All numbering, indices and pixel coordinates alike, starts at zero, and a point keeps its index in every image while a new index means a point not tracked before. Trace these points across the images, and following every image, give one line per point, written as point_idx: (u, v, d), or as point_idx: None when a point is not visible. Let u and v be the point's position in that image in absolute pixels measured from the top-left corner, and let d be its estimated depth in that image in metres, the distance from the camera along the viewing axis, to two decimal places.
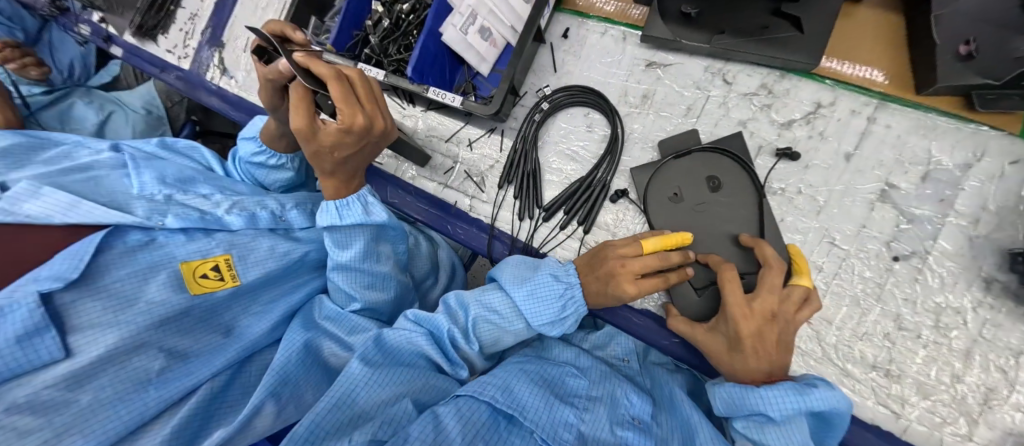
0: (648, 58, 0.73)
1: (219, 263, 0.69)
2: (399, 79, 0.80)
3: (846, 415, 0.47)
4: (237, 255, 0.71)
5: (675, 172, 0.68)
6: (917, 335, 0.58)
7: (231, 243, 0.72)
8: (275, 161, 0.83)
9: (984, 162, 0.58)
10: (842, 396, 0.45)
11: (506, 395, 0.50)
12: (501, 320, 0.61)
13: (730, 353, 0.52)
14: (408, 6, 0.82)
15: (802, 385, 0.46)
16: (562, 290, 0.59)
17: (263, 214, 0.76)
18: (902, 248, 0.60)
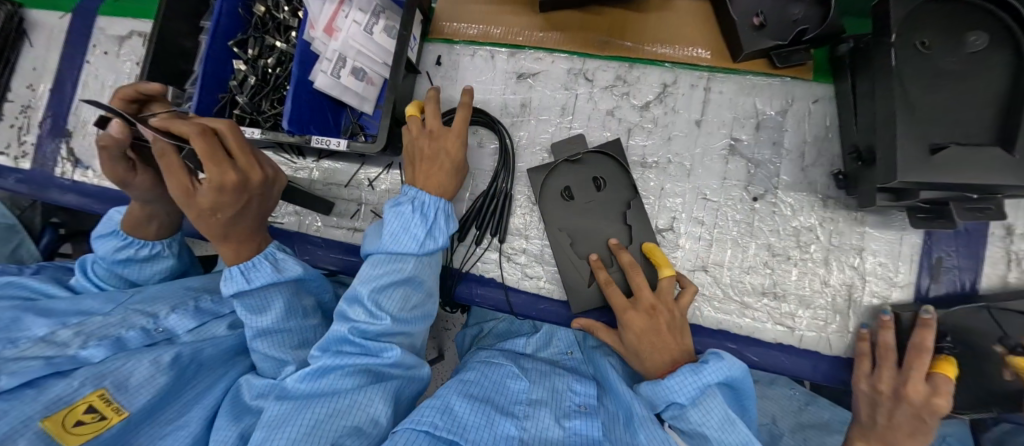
0: (516, 70, 0.79)
1: (92, 402, 0.55)
2: (277, 134, 0.77)
3: (744, 377, 0.52)
4: (114, 385, 0.58)
5: (565, 171, 0.74)
6: (786, 257, 0.69)
7: (100, 374, 0.58)
8: (146, 251, 0.74)
9: (794, 106, 0.71)
10: (732, 361, 0.50)
11: (446, 416, 0.47)
12: (401, 277, 0.58)
13: (639, 355, 0.60)
14: (273, 60, 0.81)
15: (696, 364, 0.50)
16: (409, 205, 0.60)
17: (132, 334, 0.66)
18: (756, 190, 0.70)
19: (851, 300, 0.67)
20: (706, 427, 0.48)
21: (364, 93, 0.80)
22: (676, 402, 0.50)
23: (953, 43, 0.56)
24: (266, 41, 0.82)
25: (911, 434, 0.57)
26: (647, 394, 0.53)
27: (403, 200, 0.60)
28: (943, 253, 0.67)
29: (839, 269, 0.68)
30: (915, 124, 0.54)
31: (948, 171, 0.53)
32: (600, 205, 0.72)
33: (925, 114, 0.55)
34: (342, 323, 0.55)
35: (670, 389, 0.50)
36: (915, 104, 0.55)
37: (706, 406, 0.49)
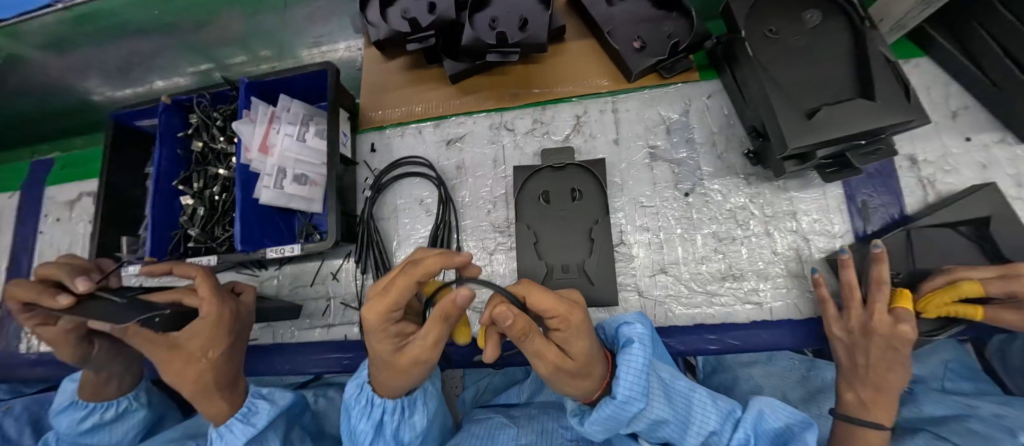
0: (445, 138, 0.85)
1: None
2: (234, 255, 0.79)
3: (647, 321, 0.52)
4: None
5: (542, 180, 0.77)
6: (732, 238, 0.73)
7: None
8: (112, 412, 0.70)
9: (693, 105, 0.79)
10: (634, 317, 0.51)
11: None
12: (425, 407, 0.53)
13: (574, 379, 0.44)
14: (218, 188, 0.86)
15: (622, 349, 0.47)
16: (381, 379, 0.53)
17: None
18: (686, 185, 0.75)
19: (802, 262, 0.71)
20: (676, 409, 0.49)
21: (309, 194, 0.84)
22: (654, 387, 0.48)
23: (796, 25, 0.65)
24: (209, 172, 0.87)
25: (893, 368, 0.54)
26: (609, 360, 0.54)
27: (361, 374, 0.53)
28: (865, 196, 0.73)
29: (781, 236, 0.72)
30: (792, 95, 0.62)
31: (832, 127, 0.59)
32: (561, 220, 0.75)
33: (795, 87, 0.62)
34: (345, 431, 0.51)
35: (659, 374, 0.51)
36: (785, 81, 0.63)
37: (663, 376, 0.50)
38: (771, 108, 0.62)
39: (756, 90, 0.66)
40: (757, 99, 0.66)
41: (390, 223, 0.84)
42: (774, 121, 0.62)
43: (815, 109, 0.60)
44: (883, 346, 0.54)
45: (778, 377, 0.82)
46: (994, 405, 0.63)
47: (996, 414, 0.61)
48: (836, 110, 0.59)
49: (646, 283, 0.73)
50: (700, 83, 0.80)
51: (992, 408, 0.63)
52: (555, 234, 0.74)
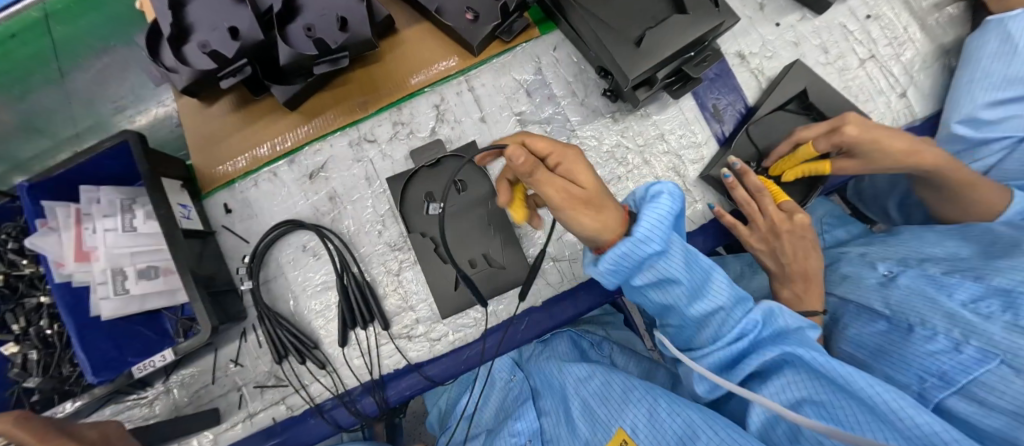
0: (305, 172, 0.76)
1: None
2: (94, 391, 0.66)
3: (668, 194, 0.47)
4: None
5: (421, 182, 0.73)
6: (617, 178, 0.75)
7: None
8: None
9: (544, 61, 0.78)
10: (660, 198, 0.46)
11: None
12: None
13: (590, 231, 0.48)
14: (47, 318, 0.71)
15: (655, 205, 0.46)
16: None
17: None
18: (562, 141, 0.76)
19: (682, 179, 0.75)
20: (675, 270, 0.48)
21: (168, 285, 0.72)
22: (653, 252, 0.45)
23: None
24: (27, 305, 0.71)
25: (809, 252, 0.66)
26: (611, 274, 0.46)
27: None
28: (714, 100, 0.78)
29: (657, 160, 0.76)
30: (615, 30, 0.63)
31: (657, 51, 0.61)
32: (455, 220, 0.71)
33: (616, 22, 0.64)
34: None
35: (641, 240, 0.43)
36: (606, 19, 0.64)
37: (674, 251, 0.48)
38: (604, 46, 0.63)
39: (587, 33, 0.66)
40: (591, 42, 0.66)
41: (277, 283, 0.74)
42: (611, 58, 0.63)
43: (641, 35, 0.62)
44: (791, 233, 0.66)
45: None
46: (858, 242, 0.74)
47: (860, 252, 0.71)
48: (657, 32, 0.62)
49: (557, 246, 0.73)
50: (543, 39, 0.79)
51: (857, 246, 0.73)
52: (455, 232, 0.71)
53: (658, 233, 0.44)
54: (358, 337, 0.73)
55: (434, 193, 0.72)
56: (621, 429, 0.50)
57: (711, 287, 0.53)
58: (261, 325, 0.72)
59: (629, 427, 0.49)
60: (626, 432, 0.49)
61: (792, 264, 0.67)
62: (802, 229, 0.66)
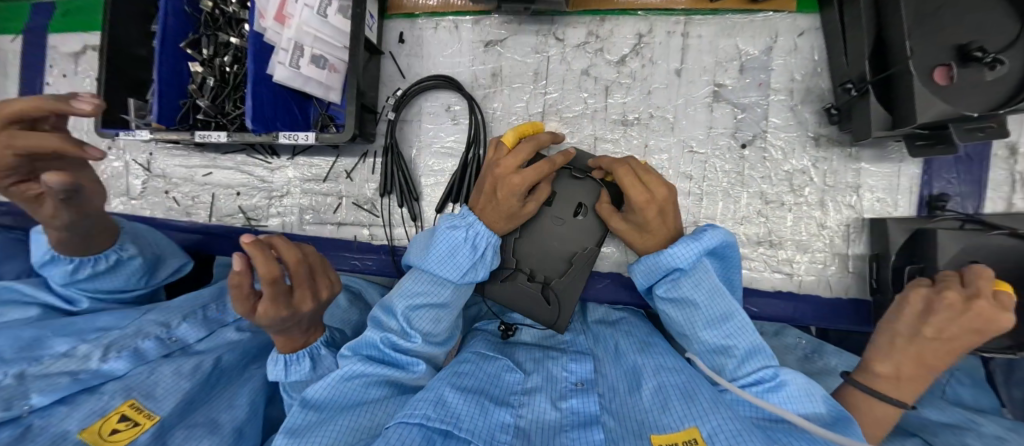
0: (483, 38, 0.75)
1: (125, 411, 0.52)
2: (244, 135, 0.74)
3: (734, 245, 0.54)
4: (142, 395, 0.55)
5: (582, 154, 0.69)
6: (780, 203, 0.66)
7: (129, 386, 0.56)
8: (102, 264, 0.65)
9: (780, 42, 0.67)
10: (724, 232, 0.53)
11: (438, 407, 0.46)
12: (430, 299, 0.58)
13: (641, 235, 0.58)
14: (229, 58, 0.78)
15: (694, 233, 0.53)
16: (465, 233, 0.58)
17: (147, 345, 0.61)
18: (745, 136, 0.67)
19: (848, 242, 0.65)
20: (694, 295, 0.52)
21: (327, 81, 0.76)
22: (675, 268, 0.53)
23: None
24: (219, 38, 0.78)
25: (954, 349, 0.48)
26: (642, 275, 0.56)
27: (461, 223, 0.59)
28: (942, 182, 0.64)
29: (835, 210, 0.65)
30: (918, 38, 0.55)
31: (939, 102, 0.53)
32: (555, 231, 0.70)
33: (932, 24, 0.55)
34: (376, 328, 0.56)
35: (671, 257, 0.52)
36: (926, 14, 0.55)
37: (699, 277, 0.52)
38: (899, 44, 0.53)
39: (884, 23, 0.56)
40: (879, 32, 0.57)
41: (411, 127, 0.77)
42: (900, 60, 0.54)
43: (976, 51, 0.51)
44: (972, 328, 0.46)
45: (778, 352, 0.78)
46: (998, 425, 0.61)
47: (998, 435, 0.59)
48: (974, 64, 0.52)
49: None
50: (795, 15, 0.66)
51: (995, 428, 0.61)
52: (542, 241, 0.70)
53: (693, 251, 0.52)
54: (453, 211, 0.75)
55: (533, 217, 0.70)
56: (696, 429, 0.43)
57: (729, 325, 0.51)
58: (383, 156, 0.76)
59: (707, 431, 0.42)
60: (701, 433, 0.43)
61: (905, 350, 0.49)
62: (993, 328, 0.46)
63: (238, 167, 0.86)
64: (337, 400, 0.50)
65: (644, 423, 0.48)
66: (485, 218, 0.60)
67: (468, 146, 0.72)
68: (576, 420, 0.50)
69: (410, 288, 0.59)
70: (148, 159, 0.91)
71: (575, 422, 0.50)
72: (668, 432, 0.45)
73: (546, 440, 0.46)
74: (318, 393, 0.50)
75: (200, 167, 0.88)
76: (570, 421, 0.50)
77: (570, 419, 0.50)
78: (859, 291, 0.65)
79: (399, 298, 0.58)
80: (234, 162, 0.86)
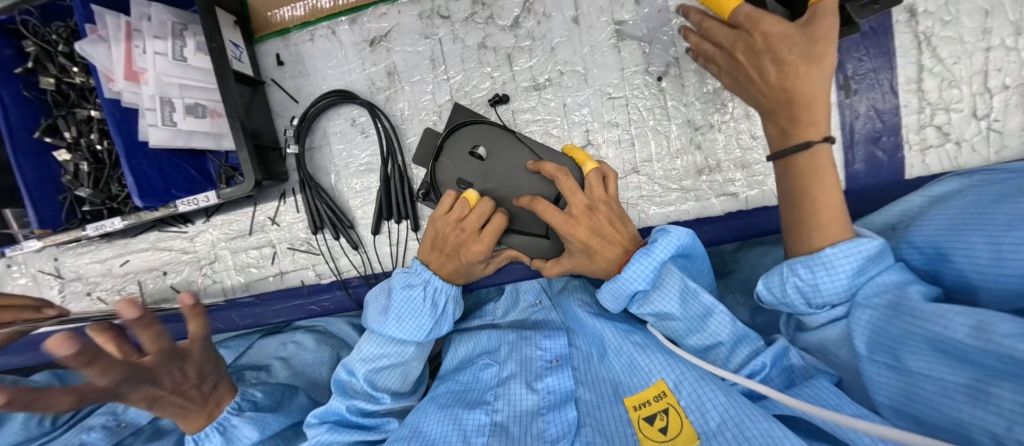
0: (366, 37, 0.68)
1: None
2: (140, 213, 0.67)
3: (695, 243, 0.51)
4: None
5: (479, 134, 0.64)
6: (709, 126, 0.65)
7: None
8: None
9: None
10: (678, 231, 0.49)
11: (413, 441, 0.47)
12: (392, 358, 0.56)
13: (592, 259, 0.53)
14: (95, 134, 0.70)
15: (646, 246, 0.49)
16: (421, 292, 0.56)
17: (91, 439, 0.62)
18: (658, 68, 0.65)
19: None
20: (669, 306, 0.49)
21: (215, 129, 0.69)
22: (638, 290, 0.49)
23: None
24: (78, 115, 0.70)
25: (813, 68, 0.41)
26: (610, 301, 0.53)
27: (414, 279, 0.56)
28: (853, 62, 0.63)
29: (762, 118, 0.65)
30: None
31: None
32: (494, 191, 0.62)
33: None
34: (340, 396, 0.53)
35: (626, 281, 0.49)
36: None
37: (665, 286, 0.49)
38: None
39: None
40: None
41: (321, 153, 0.71)
42: None
43: None
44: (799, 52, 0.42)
45: None
46: None
47: None
48: None
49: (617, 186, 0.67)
50: None
51: None
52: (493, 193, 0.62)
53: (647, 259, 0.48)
54: (390, 228, 0.71)
55: (466, 180, 0.62)
56: (662, 381, 0.44)
57: (710, 323, 0.48)
58: (302, 192, 0.71)
59: (671, 381, 0.44)
60: (668, 385, 0.44)
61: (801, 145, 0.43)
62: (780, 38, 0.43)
63: (155, 245, 0.79)
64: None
65: (618, 386, 0.49)
66: (438, 268, 0.56)
67: (387, 158, 0.67)
68: (553, 402, 0.52)
69: (369, 352, 0.56)
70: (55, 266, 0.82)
71: (552, 404, 0.51)
72: (637, 391, 0.46)
73: (525, 431, 0.48)
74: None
75: (114, 257, 0.81)
76: (547, 403, 0.52)
77: (546, 402, 0.52)
78: None
79: (359, 362, 0.56)
80: (149, 241, 0.79)
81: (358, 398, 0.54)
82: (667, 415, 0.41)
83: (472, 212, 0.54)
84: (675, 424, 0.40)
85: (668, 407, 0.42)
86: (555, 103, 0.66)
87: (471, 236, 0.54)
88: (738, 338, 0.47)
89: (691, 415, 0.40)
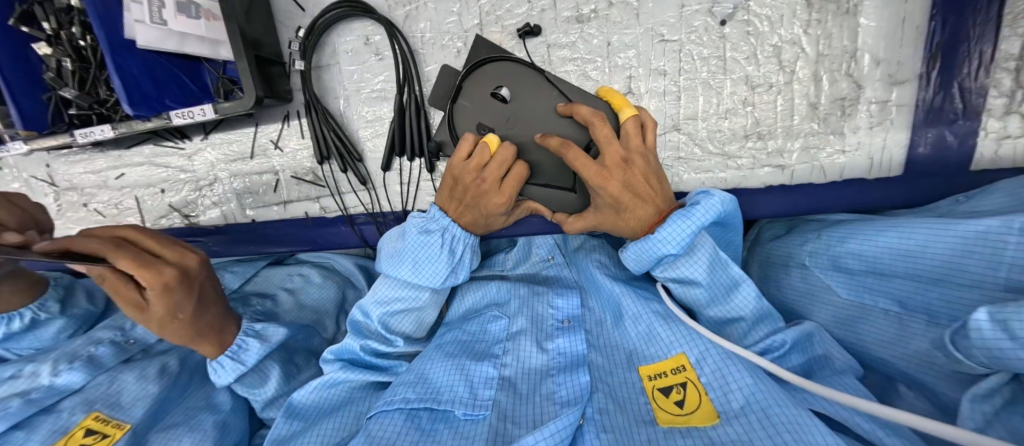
0: None
1: (90, 425, 0.50)
2: (131, 123, 0.62)
3: (735, 210, 0.47)
4: (107, 406, 0.53)
5: (512, 74, 0.55)
6: (768, 86, 0.58)
7: (89, 400, 0.53)
8: None
9: None
10: (722, 197, 0.45)
11: (418, 387, 0.47)
12: (406, 303, 0.56)
13: (619, 217, 0.48)
14: (76, 27, 0.61)
15: (687, 208, 0.44)
16: (439, 239, 0.52)
17: (103, 351, 0.61)
18: (724, 10, 0.56)
19: (846, 115, 0.58)
20: (697, 273, 0.45)
21: (211, 34, 0.61)
22: (668, 254, 0.45)
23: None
24: (56, 3, 0.62)
25: None
26: (634, 264, 0.49)
27: (432, 226, 0.53)
28: None
29: (830, 82, 0.57)
30: None
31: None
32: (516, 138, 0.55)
33: None
34: (354, 335, 0.54)
35: (657, 242, 0.45)
36: None
37: (698, 254, 0.45)
38: None
39: None
40: None
41: (330, 74, 0.64)
42: None
43: None
44: None
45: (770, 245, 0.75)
46: None
47: None
48: None
49: None
50: None
51: None
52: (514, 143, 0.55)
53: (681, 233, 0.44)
54: (402, 166, 0.66)
55: (488, 123, 0.55)
56: (683, 355, 0.43)
57: (734, 297, 0.46)
58: (307, 116, 0.64)
59: (694, 357, 0.42)
60: (688, 359, 0.42)
61: None
62: None
63: (152, 160, 0.74)
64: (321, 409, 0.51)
65: (633, 355, 0.48)
66: (456, 218, 0.52)
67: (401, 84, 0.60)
68: (563, 362, 0.51)
69: (383, 294, 0.56)
70: (48, 172, 0.78)
71: (562, 365, 0.50)
72: (655, 362, 0.45)
73: (533, 390, 0.47)
74: (301, 399, 0.51)
75: (109, 169, 0.76)
76: (557, 363, 0.51)
77: (556, 362, 0.51)
78: (852, 170, 0.59)
79: (373, 304, 0.56)
80: (144, 156, 0.74)
81: (371, 337, 0.55)
82: (684, 389, 0.40)
83: (493, 159, 0.48)
84: (693, 398, 0.39)
85: (686, 381, 0.41)
86: (598, 40, 0.58)
87: (494, 186, 0.48)
88: (760, 316, 0.45)
89: (712, 393, 0.38)
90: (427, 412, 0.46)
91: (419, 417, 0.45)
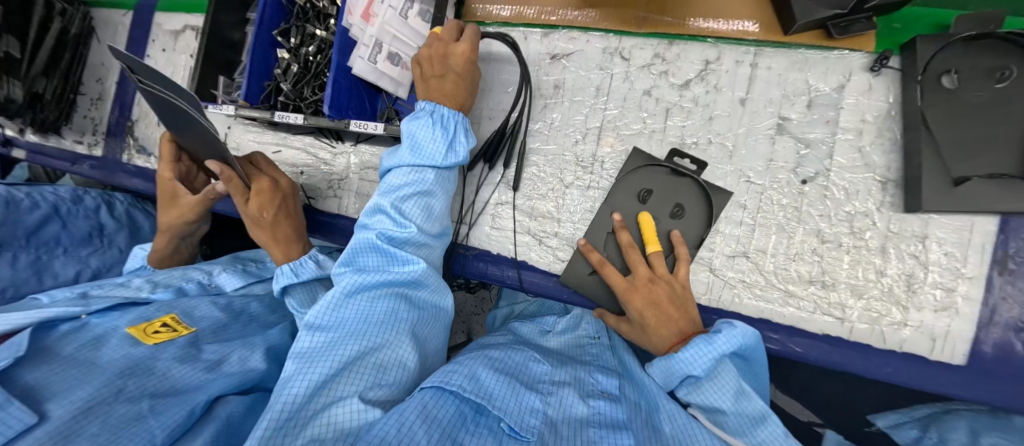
0: (550, 51, 0.78)
1: (167, 321, 0.66)
2: (318, 119, 0.80)
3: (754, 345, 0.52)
4: (181, 313, 0.69)
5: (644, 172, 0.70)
6: (837, 244, 0.64)
7: (171, 305, 0.70)
8: None
9: (853, 81, 0.65)
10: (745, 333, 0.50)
11: (473, 384, 0.50)
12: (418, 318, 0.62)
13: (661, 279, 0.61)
14: (313, 48, 0.84)
15: (709, 334, 0.50)
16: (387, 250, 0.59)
17: (190, 286, 0.78)
18: (807, 172, 0.66)
19: (910, 292, 0.62)
20: (713, 397, 0.49)
21: (400, 77, 0.81)
22: (691, 374, 0.50)
23: (981, 19, 0.57)
24: (307, 30, 0.85)
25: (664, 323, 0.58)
26: (658, 376, 0.55)
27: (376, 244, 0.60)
28: (1020, 243, 0.59)
29: (898, 258, 0.63)
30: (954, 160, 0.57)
31: (959, 203, 0.58)
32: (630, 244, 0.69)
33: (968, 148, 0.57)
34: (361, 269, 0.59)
35: (682, 361, 0.50)
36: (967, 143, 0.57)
37: (720, 380, 0.49)
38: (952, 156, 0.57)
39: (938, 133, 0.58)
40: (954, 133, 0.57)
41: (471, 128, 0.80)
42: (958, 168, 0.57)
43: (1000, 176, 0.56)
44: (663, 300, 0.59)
45: None
46: None
47: None
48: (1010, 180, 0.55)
49: (722, 262, 0.68)
50: (873, 56, 0.64)
51: None
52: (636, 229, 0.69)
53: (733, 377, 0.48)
54: (498, 212, 0.78)
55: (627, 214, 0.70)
56: None
57: (761, 432, 0.46)
58: None
59: None
60: None
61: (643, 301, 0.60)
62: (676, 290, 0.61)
63: (306, 148, 0.93)
64: (346, 320, 0.52)
65: (670, 436, 0.48)
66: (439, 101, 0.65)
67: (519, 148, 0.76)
68: (602, 421, 0.52)
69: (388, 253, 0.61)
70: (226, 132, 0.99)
71: (603, 423, 0.51)
72: (690, 444, 0.45)
73: (573, 434, 0.48)
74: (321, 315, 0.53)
75: (271, 144, 0.95)
76: (599, 420, 0.52)
77: (599, 418, 0.52)
78: (908, 344, 0.62)
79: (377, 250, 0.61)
80: (302, 143, 0.93)
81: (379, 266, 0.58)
82: None
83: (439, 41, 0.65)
84: None
85: None
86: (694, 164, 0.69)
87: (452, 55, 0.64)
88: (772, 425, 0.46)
89: None
90: (471, 415, 0.48)
91: (466, 417, 0.47)
